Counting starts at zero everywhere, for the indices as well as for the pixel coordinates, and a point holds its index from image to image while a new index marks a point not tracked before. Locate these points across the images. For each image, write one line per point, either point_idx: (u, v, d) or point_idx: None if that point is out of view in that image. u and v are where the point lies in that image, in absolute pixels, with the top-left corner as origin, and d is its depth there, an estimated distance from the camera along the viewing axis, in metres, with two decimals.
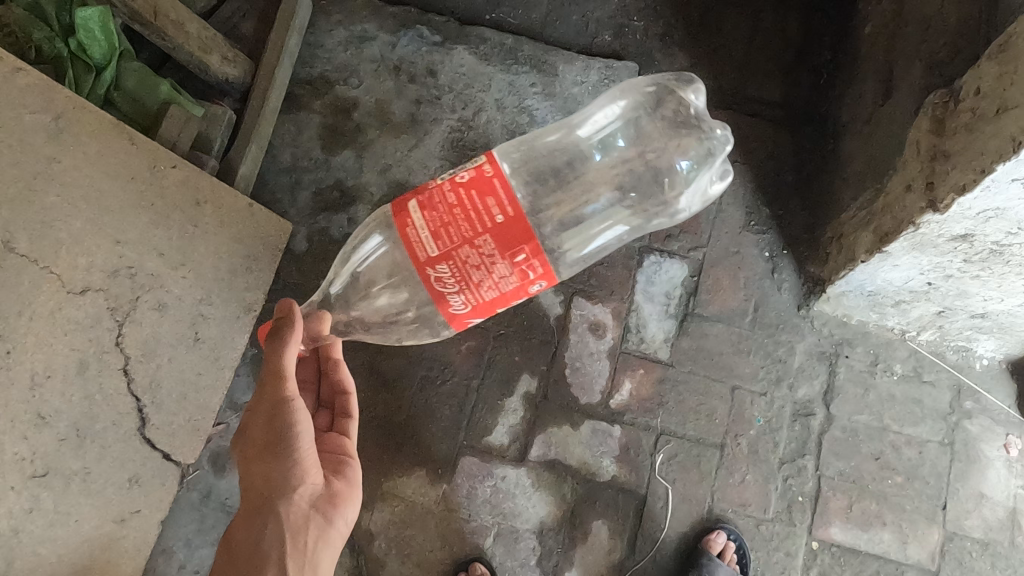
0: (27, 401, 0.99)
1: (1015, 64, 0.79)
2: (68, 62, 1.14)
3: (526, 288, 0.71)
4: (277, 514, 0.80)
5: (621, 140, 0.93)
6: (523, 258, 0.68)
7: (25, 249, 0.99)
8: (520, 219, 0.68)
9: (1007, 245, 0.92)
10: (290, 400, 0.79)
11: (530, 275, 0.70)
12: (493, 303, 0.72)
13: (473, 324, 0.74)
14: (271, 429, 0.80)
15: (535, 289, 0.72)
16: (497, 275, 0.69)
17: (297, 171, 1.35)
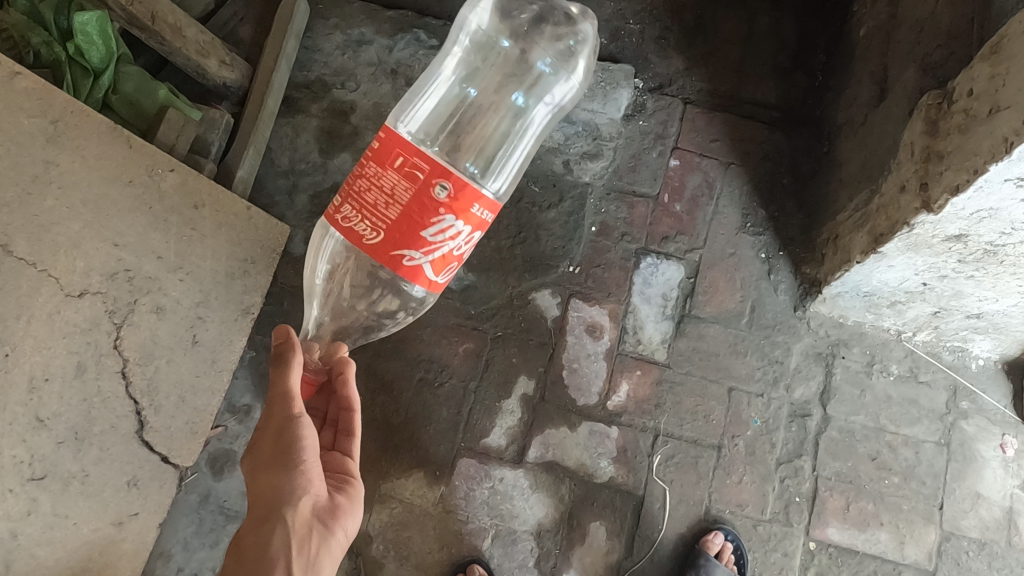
0: (25, 404, 0.99)
1: (1007, 64, 0.79)
2: (66, 67, 1.15)
3: (428, 193, 0.70)
4: (283, 519, 0.80)
5: (506, 40, 0.98)
6: (403, 161, 0.70)
7: (23, 252, 0.99)
8: (388, 133, 0.72)
9: (1001, 245, 0.92)
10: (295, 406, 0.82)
11: (419, 176, 0.70)
12: (402, 222, 0.72)
13: (405, 257, 0.73)
14: (280, 436, 0.82)
15: (436, 191, 0.70)
16: (395, 188, 0.71)
17: (295, 174, 1.36)
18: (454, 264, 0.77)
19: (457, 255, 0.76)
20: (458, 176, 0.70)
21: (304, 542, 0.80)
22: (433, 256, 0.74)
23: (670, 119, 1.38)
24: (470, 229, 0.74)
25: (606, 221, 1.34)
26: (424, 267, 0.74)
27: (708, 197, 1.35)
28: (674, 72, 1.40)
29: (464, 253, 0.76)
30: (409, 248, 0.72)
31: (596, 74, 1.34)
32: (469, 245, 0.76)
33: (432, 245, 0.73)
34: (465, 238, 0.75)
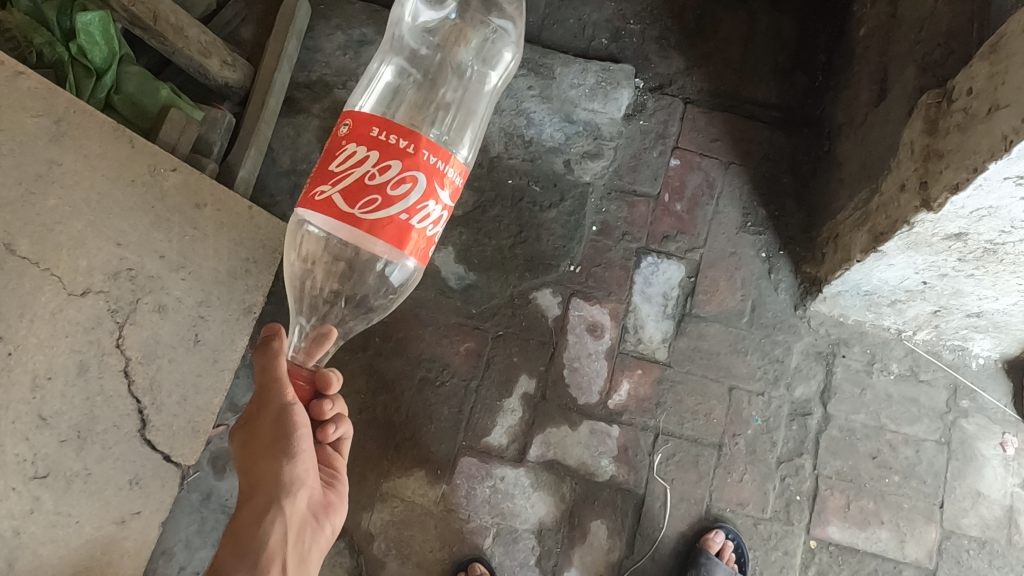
0: (29, 402, 1.00)
1: (1006, 63, 0.80)
2: (68, 66, 1.15)
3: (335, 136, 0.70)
4: (278, 519, 0.86)
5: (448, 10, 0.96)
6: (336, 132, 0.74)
7: (26, 251, 1.00)
8: None
9: (1001, 244, 0.93)
10: (290, 416, 0.82)
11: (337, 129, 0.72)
12: (320, 168, 0.70)
13: (313, 194, 0.68)
14: (274, 443, 0.84)
15: (341, 128, 0.70)
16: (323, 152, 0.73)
17: (297, 174, 1.36)
18: (374, 196, 0.66)
19: (374, 185, 0.67)
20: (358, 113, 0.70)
21: (297, 537, 0.88)
22: (342, 186, 0.67)
23: (671, 118, 1.38)
24: (379, 153, 0.67)
25: (607, 221, 1.35)
26: (333, 196, 0.67)
27: (709, 197, 1.36)
28: (674, 72, 1.40)
29: (384, 184, 0.67)
30: (319, 184, 0.68)
31: (598, 74, 1.34)
32: (386, 174, 0.67)
33: (338, 172, 0.68)
34: (378, 163, 0.67)
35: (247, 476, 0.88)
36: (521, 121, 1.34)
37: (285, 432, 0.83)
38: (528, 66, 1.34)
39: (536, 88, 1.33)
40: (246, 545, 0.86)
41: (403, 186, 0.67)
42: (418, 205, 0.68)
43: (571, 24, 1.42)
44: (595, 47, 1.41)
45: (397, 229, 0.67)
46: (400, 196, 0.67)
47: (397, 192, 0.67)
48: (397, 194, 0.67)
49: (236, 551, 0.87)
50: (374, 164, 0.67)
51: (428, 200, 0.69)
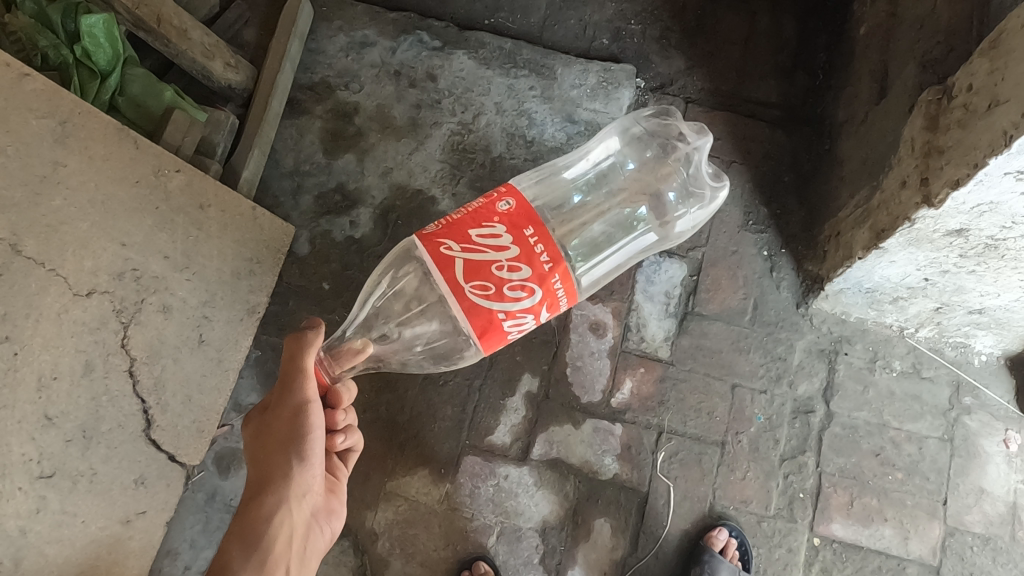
0: (35, 402, 1.00)
1: (1006, 59, 0.80)
2: (73, 69, 1.16)
3: (492, 206, 0.80)
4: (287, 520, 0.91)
5: (633, 164, 1.09)
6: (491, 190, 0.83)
7: (31, 251, 1.00)
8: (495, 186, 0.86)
9: (1002, 239, 0.93)
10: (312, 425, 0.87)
11: (493, 193, 0.82)
12: (463, 222, 0.80)
13: (443, 244, 0.78)
14: (291, 445, 0.89)
15: (501, 203, 0.80)
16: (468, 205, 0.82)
17: (300, 175, 1.37)
18: (489, 285, 0.77)
19: (494, 275, 0.77)
20: (522, 200, 0.80)
21: (297, 541, 0.93)
22: (469, 257, 0.77)
23: None
24: (515, 254, 0.78)
25: None
26: (456, 260, 0.77)
27: None
28: (675, 72, 1.41)
29: (501, 279, 0.77)
30: (453, 239, 0.78)
31: (599, 74, 1.38)
32: (511, 273, 0.78)
33: (475, 245, 0.78)
34: (510, 259, 0.78)
35: (256, 473, 0.92)
36: (522, 121, 1.37)
37: (302, 433, 0.88)
38: (529, 66, 1.39)
39: (537, 89, 1.38)
40: (251, 544, 0.90)
41: (514, 292, 0.78)
42: (513, 309, 0.79)
43: (572, 25, 1.44)
44: (595, 48, 1.43)
45: (488, 321, 0.78)
46: (511, 298, 0.78)
47: (510, 294, 0.78)
48: (508, 295, 0.78)
49: (238, 549, 0.91)
50: (507, 257, 0.78)
51: (523, 310, 0.80)
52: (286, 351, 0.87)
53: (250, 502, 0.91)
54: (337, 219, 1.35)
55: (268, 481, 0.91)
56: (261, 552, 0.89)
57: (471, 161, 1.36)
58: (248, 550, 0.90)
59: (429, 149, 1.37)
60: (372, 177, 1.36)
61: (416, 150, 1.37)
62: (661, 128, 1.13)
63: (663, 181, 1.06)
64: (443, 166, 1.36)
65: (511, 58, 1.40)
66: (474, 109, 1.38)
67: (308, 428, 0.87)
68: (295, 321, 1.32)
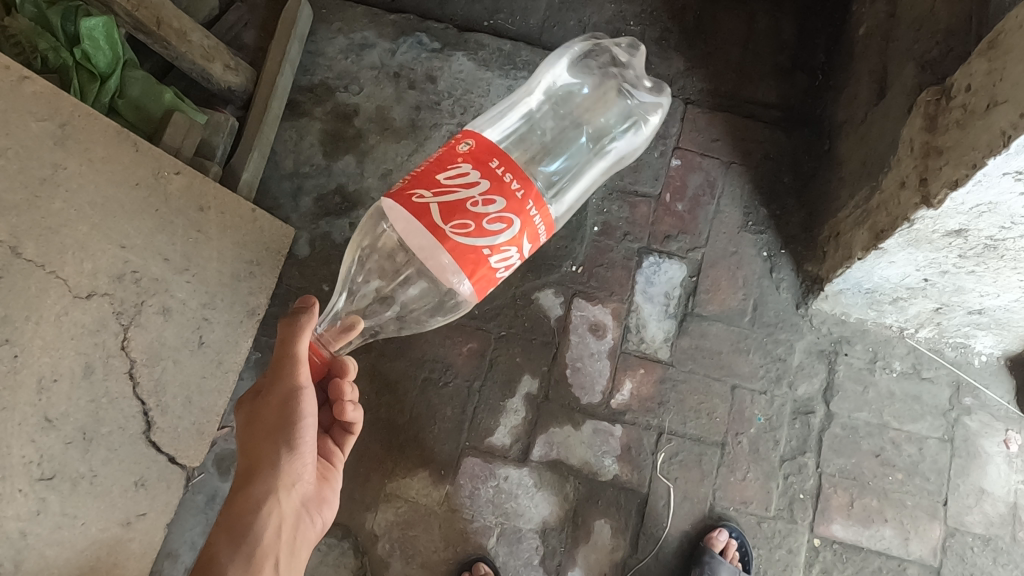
0: (35, 404, 1.00)
1: (1004, 59, 0.80)
2: (73, 72, 1.16)
3: (452, 150, 0.76)
4: (277, 509, 0.90)
5: (587, 88, 1.06)
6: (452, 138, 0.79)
7: (32, 254, 1.00)
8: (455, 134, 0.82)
9: (1001, 240, 0.93)
10: (302, 413, 0.86)
11: (453, 140, 0.78)
12: (429, 171, 0.75)
13: (414, 196, 0.73)
14: (281, 434, 0.88)
15: (461, 145, 0.76)
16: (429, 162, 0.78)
17: (300, 177, 1.37)
18: (468, 222, 0.73)
19: (472, 212, 0.73)
20: (483, 138, 0.76)
21: (285, 532, 0.92)
22: (443, 200, 0.73)
23: (671, 119, 1.39)
24: (488, 186, 0.73)
25: (609, 221, 1.35)
26: (432, 206, 0.72)
27: (710, 196, 1.36)
28: (675, 72, 1.41)
29: (481, 215, 0.73)
30: (420, 188, 0.74)
31: None
32: (488, 206, 0.73)
33: (445, 187, 0.74)
34: (484, 194, 0.73)
35: (248, 458, 0.91)
36: None
37: (292, 422, 0.86)
38: (529, 68, 1.39)
39: None
40: (240, 532, 0.89)
41: (495, 223, 0.74)
42: (499, 243, 0.74)
43: (571, 26, 1.44)
44: None
45: (474, 258, 0.73)
46: (491, 232, 0.74)
47: (490, 228, 0.74)
48: (488, 229, 0.74)
49: (228, 536, 0.90)
50: (481, 193, 0.73)
51: (508, 243, 0.75)
52: (280, 336, 0.84)
53: (241, 487, 0.91)
54: (337, 221, 1.35)
55: (258, 468, 0.90)
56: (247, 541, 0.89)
57: None
58: (235, 539, 0.89)
59: (429, 150, 1.37)
60: (372, 179, 1.36)
61: (415, 152, 1.37)
62: (597, 49, 1.13)
63: (605, 107, 1.05)
64: None
65: (511, 60, 1.40)
66: (474, 110, 1.38)
67: (298, 417, 0.86)
68: None
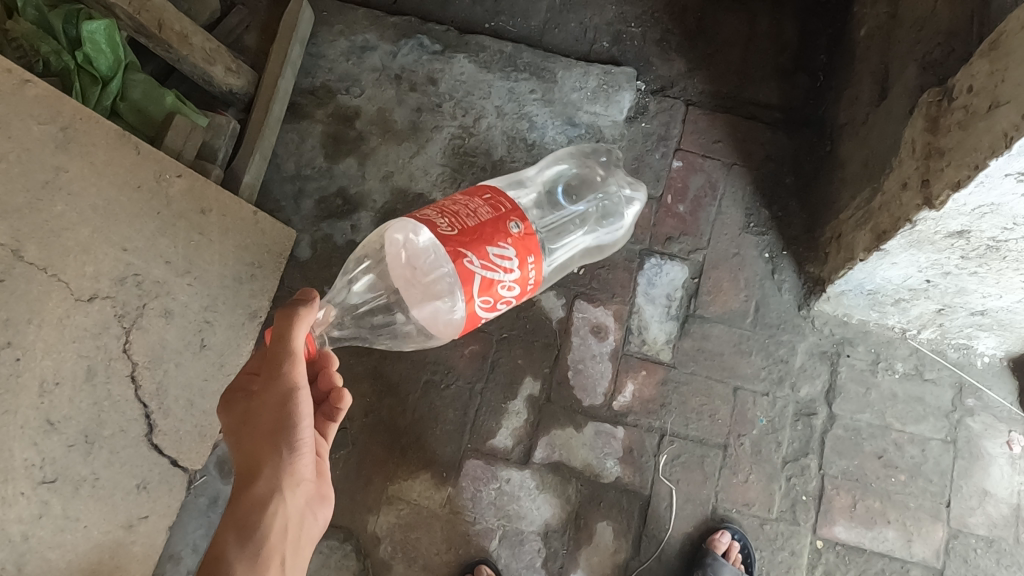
0: (37, 407, 1.00)
1: (1006, 60, 0.80)
2: (75, 75, 1.17)
3: (502, 224, 0.84)
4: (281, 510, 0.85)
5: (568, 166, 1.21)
6: (492, 197, 0.87)
7: (33, 257, 1.00)
8: (492, 188, 0.88)
9: (1003, 241, 0.93)
10: (302, 406, 0.82)
11: (503, 206, 0.85)
12: (476, 231, 0.83)
13: (462, 257, 0.81)
14: (279, 431, 0.83)
15: (512, 224, 0.84)
16: (473, 206, 0.85)
17: (301, 179, 1.37)
18: (491, 299, 0.85)
19: (493, 291, 0.84)
20: (531, 226, 0.85)
21: (290, 532, 0.87)
22: (485, 274, 0.82)
23: (672, 120, 1.39)
24: (514, 275, 0.85)
25: None
26: (475, 276, 0.82)
27: (712, 198, 1.36)
28: (676, 74, 1.41)
29: (499, 295, 0.86)
30: (468, 252, 0.81)
31: (599, 77, 1.38)
32: (509, 291, 0.86)
33: (490, 264, 0.83)
34: (512, 280, 0.85)
35: (242, 465, 0.86)
36: (523, 124, 1.37)
37: (292, 417, 0.83)
38: (530, 70, 1.39)
39: (537, 92, 1.38)
40: (245, 540, 0.83)
41: (502, 305, 0.88)
42: (496, 316, 0.88)
43: (572, 28, 1.44)
44: (596, 51, 1.43)
45: (474, 326, 0.88)
46: (498, 310, 0.89)
47: (500, 307, 0.88)
48: (499, 309, 0.88)
49: (229, 548, 0.83)
50: (511, 278, 0.85)
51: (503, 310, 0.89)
52: (273, 330, 0.81)
53: (240, 495, 0.85)
54: (338, 223, 1.35)
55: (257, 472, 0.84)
56: (252, 544, 0.83)
57: (471, 164, 1.36)
58: (241, 547, 0.83)
59: (430, 152, 1.37)
60: (374, 181, 1.36)
61: (416, 154, 1.37)
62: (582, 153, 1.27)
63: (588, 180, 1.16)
64: (444, 169, 1.37)
65: (512, 62, 1.40)
66: (475, 113, 1.38)
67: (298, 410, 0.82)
68: None
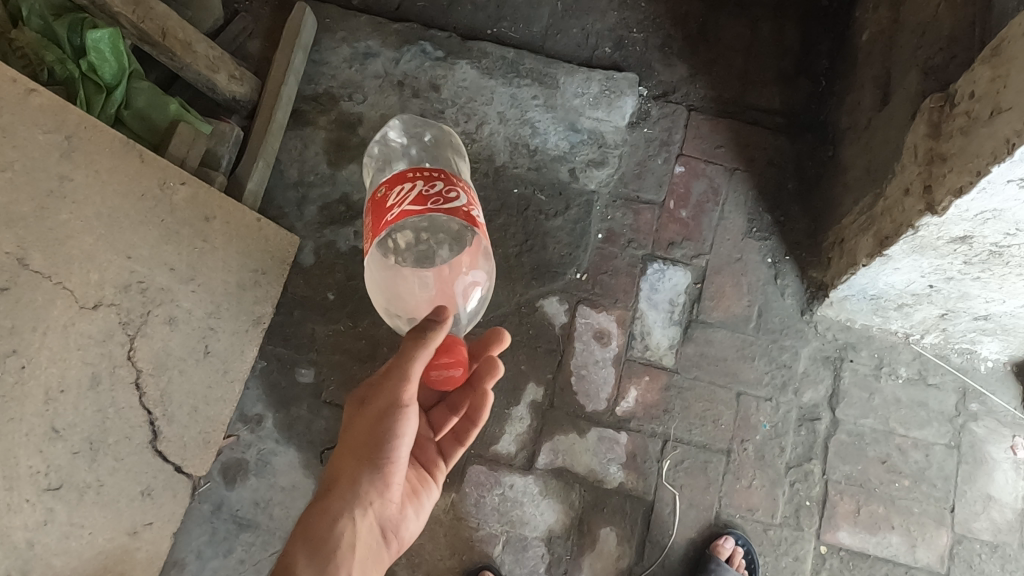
0: (42, 414, 1.01)
1: (1007, 66, 0.80)
2: (79, 84, 1.18)
3: (375, 198, 0.87)
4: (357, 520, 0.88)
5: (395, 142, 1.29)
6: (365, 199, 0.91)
7: (39, 265, 1.00)
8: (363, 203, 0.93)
9: (1006, 246, 0.93)
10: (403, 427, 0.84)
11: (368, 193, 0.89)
12: (374, 214, 0.86)
13: (386, 220, 0.84)
14: (378, 444, 0.86)
15: (376, 186, 0.87)
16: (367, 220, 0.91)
17: (304, 186, 1.38)
18: (436, 198, 0.84)
19: (429, 198, 0.84)
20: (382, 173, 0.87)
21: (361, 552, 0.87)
22: (406, 204, 0.83)
23: (674, 126, 1.39)
24: (418, 181, 0.84)
25: (613, 228, 1.36)
26: (404, 210, 0.83)
27: (714, 203, 1.36)
28: (678, 79, 1.42)
29: (438, 194, 0.84)
30: (384, 221, 0.85)
31: (601, 82, 1.38)
32: (434, 184, 0.85)
33: (397, 200, 0.84)
34: (424, 182, 0.84)
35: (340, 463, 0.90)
36: (525, 130, 1.38)
37: (392, 434, 0.85)
38: (531, 76, 1.40)
39: (539, 98, 1.39)
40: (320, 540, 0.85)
41: (453, 194, 0.86)
42: (466, 198, 0.87)
43: (574, 34, 1.45)
44: (598, 56, 1.43)
45: (467, 218, 0.86)
46: (456, 197, 0.86)
47: (453, 195, 0.86)
48: (452, 198, 0.85)
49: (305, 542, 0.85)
50: (422, 184, 0.84)
51: (467, 197, 0.88)
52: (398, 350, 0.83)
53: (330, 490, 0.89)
54: (341, 229, 1.36)
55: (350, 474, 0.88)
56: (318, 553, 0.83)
57: (475, 170, 1.37)
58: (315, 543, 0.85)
59: None
60: None
61: None
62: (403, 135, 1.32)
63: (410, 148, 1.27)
64: None
65: (514, 68, 1.40)
66: (477, 118, 1.38)
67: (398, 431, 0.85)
68: (301, 332, 1.32)
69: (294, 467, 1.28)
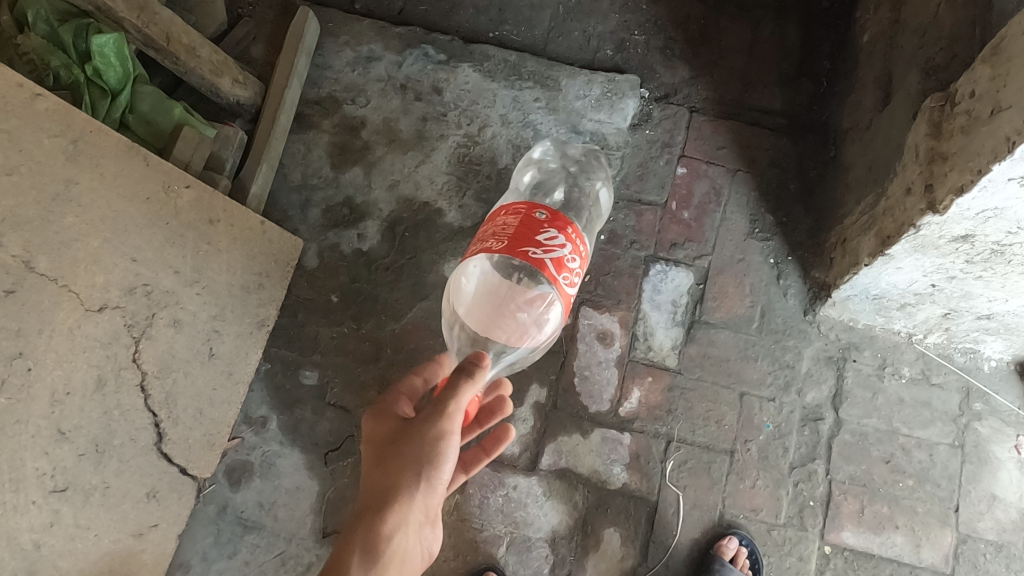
0: (48, 417, 1.01)
1: (1007, 65, 0.81)
2: (84, 88, 1.19)
3: (531, 218, 0.90)
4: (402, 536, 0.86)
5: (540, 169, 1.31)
6: (516, 208, 0.92)
7: (44, 268, 1.01)
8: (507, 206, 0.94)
9: (1008, 245, 0.93)
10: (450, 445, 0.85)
11: (521, 210, 0.91)
12: (516, 236, 0.89)
13: (527, 254, 0.88)
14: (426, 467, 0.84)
15: (540, 215, 0.90)
16: (505, 226, 0.91)
17: (308, 189, 1.38)
18: (567, 276, 0.90)
19: (566, 268, 0.90)
20: (552, 208, 0.91)
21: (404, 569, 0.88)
22: (550, 257, 0.88)
23: (676, 127, 1.40)
24: (570, 245, 0.90)
25: (615, 229, 1.36)
26: (546, 261, 0.88)
27: (716, 204, 1.37)
28: (679, 81, 1.42)
29: (572, 272, 0.91)
30: (526, 248, 0.88)
31: (603, 85, 1.39)
32: (574, 261, 0.91)
33: (546, 248, 0.89)
34: (570, 253, 0.90)
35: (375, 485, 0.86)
36: (527, 132, 1.38)
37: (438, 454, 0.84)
38: (533, 78, 1.40)
39: (541, 101, 1.39)
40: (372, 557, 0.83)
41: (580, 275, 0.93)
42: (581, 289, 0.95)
43: (576, 36, 1.46)
44: (599, 59, 1.44)
45: (569, 306, 0.94)
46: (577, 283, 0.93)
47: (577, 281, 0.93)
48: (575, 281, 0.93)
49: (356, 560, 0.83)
50: (568, 252, 0.90)
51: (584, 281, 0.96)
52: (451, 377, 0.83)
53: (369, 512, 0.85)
54: (345, 232, 1.36)
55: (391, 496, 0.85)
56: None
57: (478, 173, 1.37)
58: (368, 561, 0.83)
59: (435, 161, 1.39)
60: (380, 191, 1.38)
61: (422, 163, 1.39)
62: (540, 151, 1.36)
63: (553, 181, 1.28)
64: (450, 178, 1.38)
65: (516, 71, 1.41)
66: (479, 121, 1.40)
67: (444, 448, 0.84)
68: (305, 334, 1.33)
69: (298, 468, 1.28)
